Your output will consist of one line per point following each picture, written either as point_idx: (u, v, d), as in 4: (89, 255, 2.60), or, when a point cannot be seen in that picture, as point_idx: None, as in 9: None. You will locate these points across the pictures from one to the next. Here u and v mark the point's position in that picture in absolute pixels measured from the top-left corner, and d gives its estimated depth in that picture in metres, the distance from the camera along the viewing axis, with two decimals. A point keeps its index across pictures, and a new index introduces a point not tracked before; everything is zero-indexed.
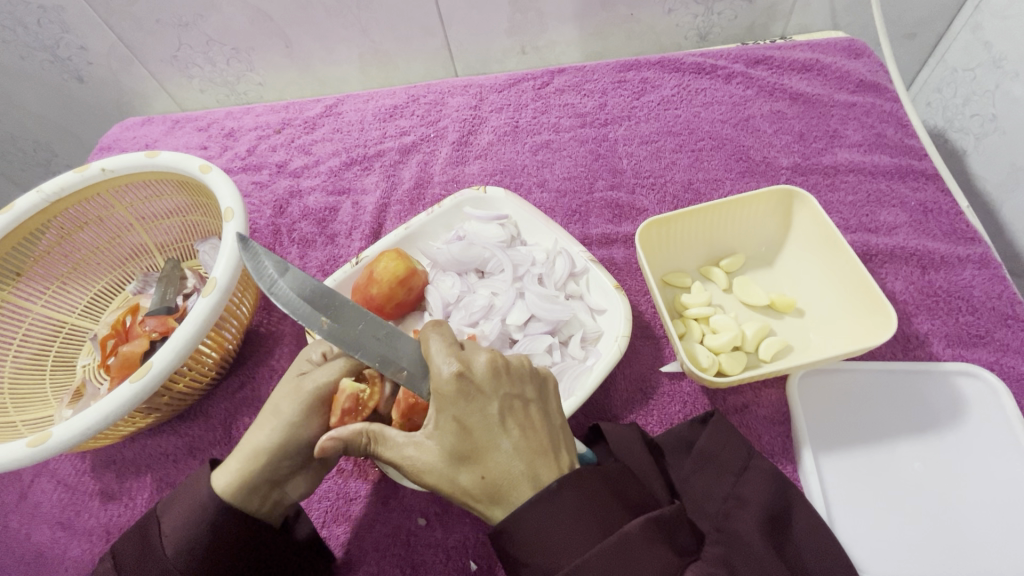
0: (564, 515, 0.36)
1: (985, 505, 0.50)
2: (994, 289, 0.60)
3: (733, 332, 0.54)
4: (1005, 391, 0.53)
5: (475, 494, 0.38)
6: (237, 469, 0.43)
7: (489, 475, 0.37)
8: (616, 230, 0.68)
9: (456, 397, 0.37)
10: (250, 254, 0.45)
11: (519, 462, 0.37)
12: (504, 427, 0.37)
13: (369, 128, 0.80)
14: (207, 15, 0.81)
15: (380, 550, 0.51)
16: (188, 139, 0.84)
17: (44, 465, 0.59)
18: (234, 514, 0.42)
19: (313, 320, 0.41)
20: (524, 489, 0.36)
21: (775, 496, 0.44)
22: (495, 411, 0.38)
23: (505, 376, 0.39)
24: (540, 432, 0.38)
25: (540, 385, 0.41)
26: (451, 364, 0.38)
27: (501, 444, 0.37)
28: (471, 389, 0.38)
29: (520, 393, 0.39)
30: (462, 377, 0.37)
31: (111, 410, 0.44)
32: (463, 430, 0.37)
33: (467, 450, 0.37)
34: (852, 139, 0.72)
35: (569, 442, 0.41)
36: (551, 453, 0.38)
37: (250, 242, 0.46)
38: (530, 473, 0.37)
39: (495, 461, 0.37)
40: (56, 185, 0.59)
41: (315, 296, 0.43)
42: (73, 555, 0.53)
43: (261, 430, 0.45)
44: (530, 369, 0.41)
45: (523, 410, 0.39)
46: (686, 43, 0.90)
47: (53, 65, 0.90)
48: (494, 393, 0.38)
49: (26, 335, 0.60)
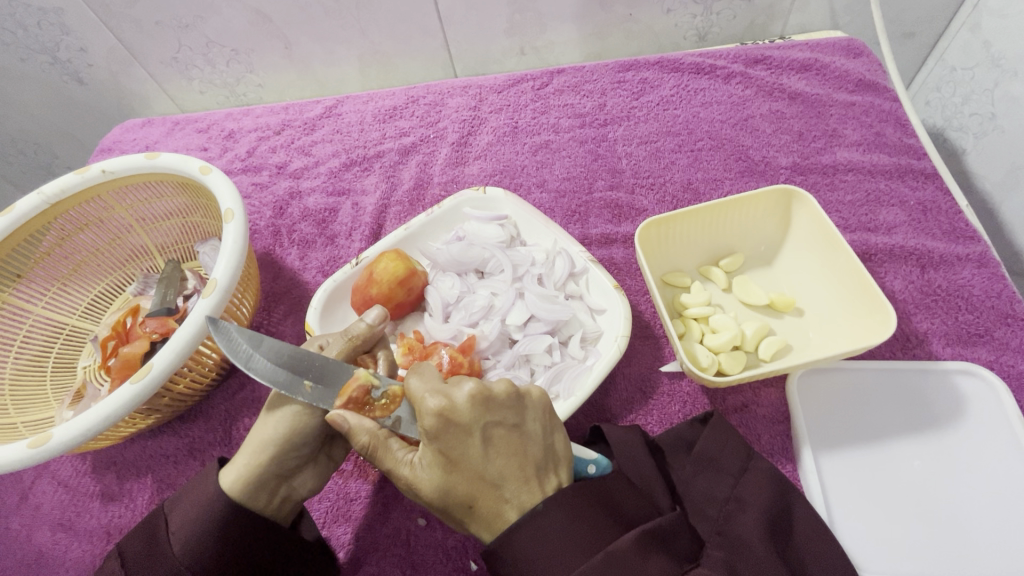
0: (552, 530, 0.36)
1: (985, 503, 0.50)
2: (994, 288, 0.60)
3: (732, 332, 0.54)
4: (1005, 390, 0.53)
5: (467, 521, 0.39)
6: (243, 464, 0.44)
7: (478, 505, 0.37)
8: (616, 230, 0.68)
9: (439, 432, 0.37)
10: (222, 332, 0.42)
11: (503, 492, 0.37)
12: (487, 459, 0.37)
13: (368, 129, 0.80)
14: (207, 17, 0.81)
15: (380, 550, 0.51)
16: (188, 140, 0.84)
17: (44, 466, 0.59)
18: (238, 511, 0.42)
19: (295, 387, 0.41)
20: (510, 515, 0.37)
21: (777, 498, 0.44)
22: (476, 444, 0.37)
23: (486, 406, 0.38)
24: (525, 460, 0.38)
25: (523, 406, 0.39)
26: (434, 400, 0.38)
27: (485, 475, 0.37)
28: (453, 423, 0.37)
29: (501, 421, 0.38)
30: (444, 414, 0.37)
31: (110, 412, 0.44)
32: (448, 462, 0.38)
33: (454, 479, 0.38)
34: (851, 139, 0.72)
35: (558, 461, 0.40)
36: (535, 479, 0.38)
37: (221, 323, 0.43)
38: (516, 502, 0.37)
39: (481, 492, 0.37)
40: (57, 187, 0.59)
41: (294, 361, 0.42)
42: (74, 556, 0.54)
43: (265, 425, 0.45)
44: (515, 394, 0.39)
45: (507, 440, 0.38)
46: (685, 43, 0.90)
47: (53, 68, 0.90)
48: (474, 425, 0.37)
49: (27, 337, 0.60)
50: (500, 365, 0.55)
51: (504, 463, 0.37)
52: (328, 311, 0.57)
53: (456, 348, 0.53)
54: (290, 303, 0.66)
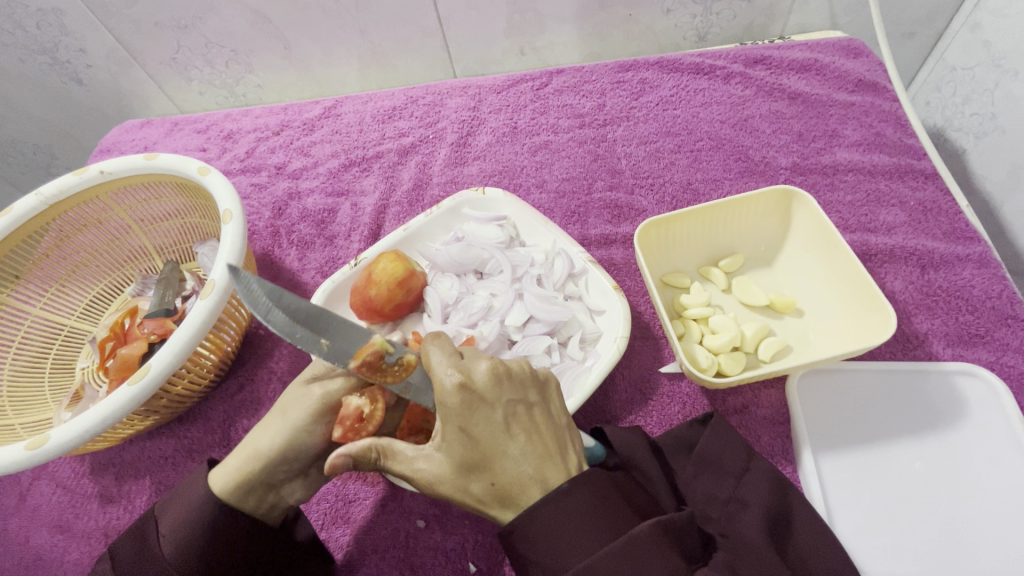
0: (550, 528, 0.36)
1: (987, 504, 0.49)
2: (994, 289, 0.60)
3: (733, 333, 0.54)
4: (1005, 391, 0.53)
5: (486, 502, 0.38)
6: (234, 469, 0.44)
7: (500, 481, 0.37)
8: (615, 230, 0.68)
9: (461, 408, 0.37)
10: (241, 282, 0.41)
11: (526, 468, 0.37)
12: (509, 434, 0.37)
13: (368, 129, 0.80)
14: (206, 17, 0.81)
15: (379, 552, 0.51)
16: (187, 141, 0.84)
17: (43, 468, 0.59)
18: (229, 516, 0.42)
19: (311, 344, 0.40)
20: (533, 491, 0.37)
21: (777, 499, 0.44)
22: (499, 418, 0.38)
23: (507, 382, 0.39)
24: (546, 435, 0.39)
25: (541, 387, 0.41)
26: (453, 375, 0.38)
27: (507, 451, 0.37)
28: (475, 398, 0.38)
29: (521, 397, 0.39)
30: (465, 387, 0.38)
31: (109, 413, 0.44)
32: (470, 440, 0.37)
33: (476, 458, 0.37)
34: (852, 139, 0.72)
35: (575, 441, 0.41)
36: (557, 455, 0.38)
37: (240, 271, 0.41)
38: (539, 477, 0.37)
39: (504, 467, 0.37)
40: (56, 188, 0.59)
41: (310, 318, 0.41)
42: (72, 558, 0.53)
43: (264, 432, 0.45)
44: (530, 371, 0.41)
45: (528, 415, 0.39)
46: (685, 44, 0.90)
47: (52, 69, 0.90)
48: (497, 400, 0.38)
49: (24, 339, 0.60)
50: None
51: (526, 438, 0.38)
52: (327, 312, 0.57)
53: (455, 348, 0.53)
54: None
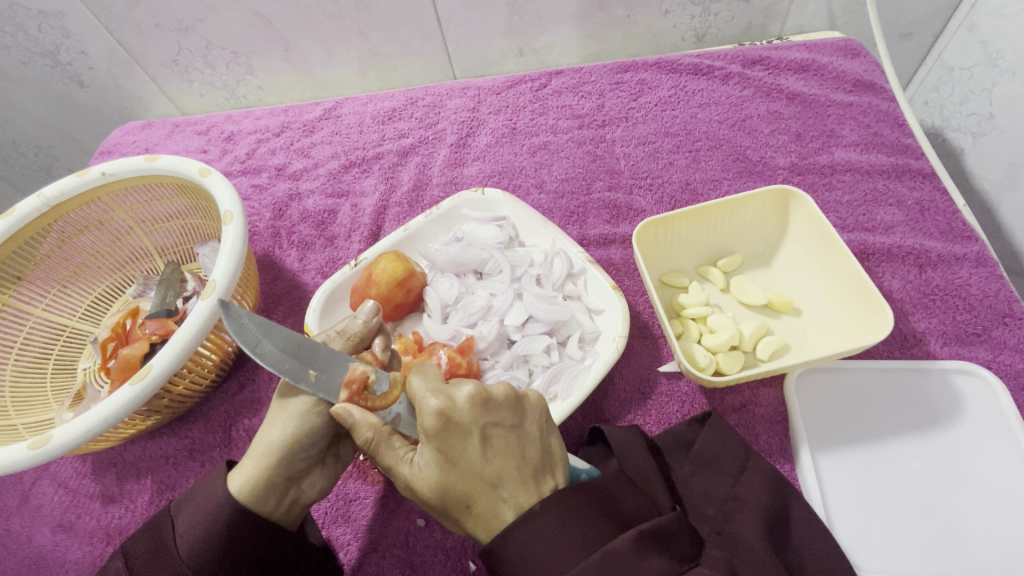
0: (529, 543, 0.36)
1: (982, 503, 0.50)
2: (992, 287, 0.60)
3: (731, 332, 0.54)
4: (1003, 390, 0.53)
5: (464, 523, 0.39)
6: (253, 467, 0.44)
7: (476, 505, 0.37)
8: (615, 230, 0.68)
9: (439, 432, 0.38)
10: (231, 315, 0.40)
11: (502, 491, 0.37)
12: (485, 459, 0.37)
13: (368, 131, 0.81)
14: (207, 19, 0.82)
15: (380, 551, 0.51)
16: (188, 142, 0.84)
17: (44, 468, 0.59)
18: (251, 514, 0.43)
19: (300, 376, 0.40)
20: (508, 515, 0.37)
21: (776, 497, 0.44)
22: (476, 444, 0.37)
23: (485, 407, 0.38)
24: (522, 460, 0.38)
25: (520, 410, 0.41)
26: (434, 400, 0.38)
27: (484, 476, 0.37)
28: (454, 423, 0.38)
29: (499, 421, 0.39)
30: (444, 413, 0.37)
31: (110, 412, 0.44)
32: (446, 463, 0.38)
33: (452, 481, 0.38)
34: (850, 139, 0.72)
35: (553, 464, 0.40)
36: (532, 479, 0.38)
37: (231, 305, 0.40)
38: (513, 502, 0.37)
39: (479, 493, 0.37)
40: (57, 190, 0.59)
41: (301, 350, 0.41)
42: (74, 557, 0.54)
43: (272, 426, 0.45)
44: (511, 395, 0.40)
45: (505, 440, 0.38)
46: (683, 45, 0.91)
47: (54, 71, 0.91)
48: (475, 426, 0.38)
49: (26, 339, 0.60)
50: (500, 365, 0.55)
51: (503, 463, 0.38)
52: (327, 311, 0.58)
53: (455, 348, 0.54)
54: (290, 304, 0.67)
